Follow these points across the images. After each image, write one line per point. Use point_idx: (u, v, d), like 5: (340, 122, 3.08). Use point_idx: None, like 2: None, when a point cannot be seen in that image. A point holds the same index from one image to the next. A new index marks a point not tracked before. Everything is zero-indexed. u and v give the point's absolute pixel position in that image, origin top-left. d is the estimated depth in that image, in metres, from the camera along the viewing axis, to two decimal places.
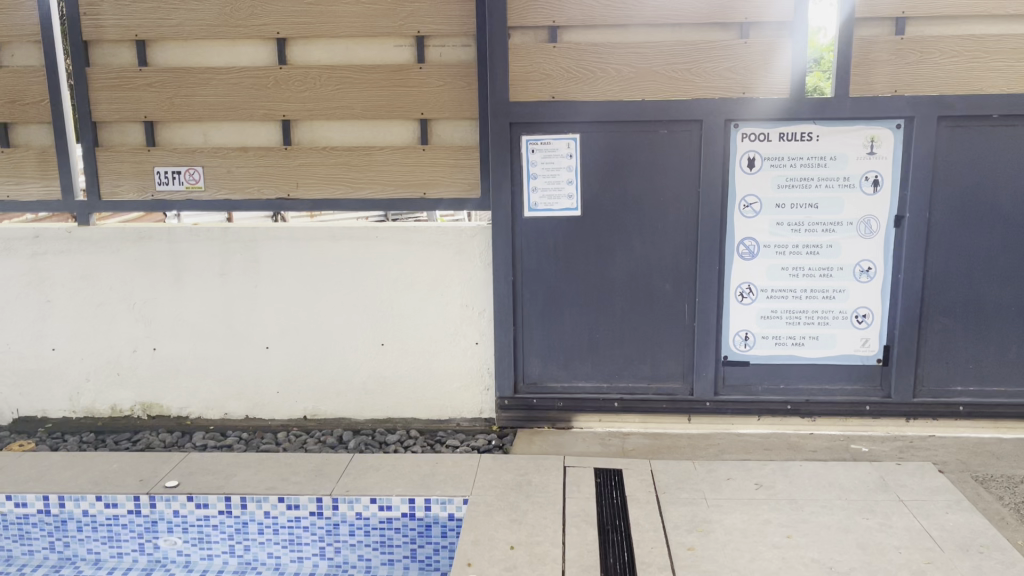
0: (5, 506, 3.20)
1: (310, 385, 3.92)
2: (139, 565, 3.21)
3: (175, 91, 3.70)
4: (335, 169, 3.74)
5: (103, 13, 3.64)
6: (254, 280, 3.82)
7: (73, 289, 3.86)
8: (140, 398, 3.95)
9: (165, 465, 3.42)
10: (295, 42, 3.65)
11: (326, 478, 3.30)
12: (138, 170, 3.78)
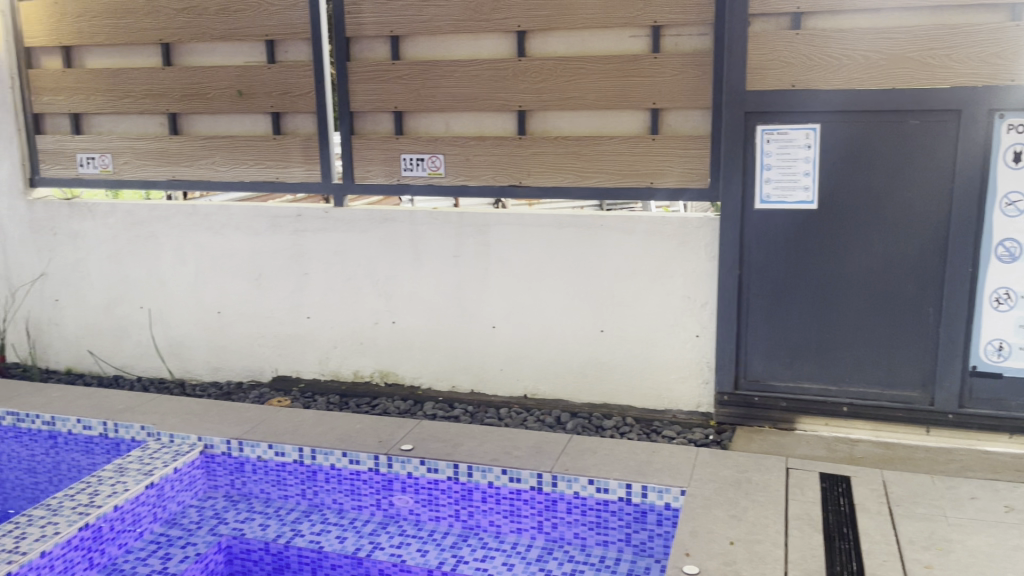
0: (267, 453, 3.61)
1: (532, 365, 4.07)
2: (375, 519, 3.47)
3: (422, 83, 3.96)
4: (566, 158, 3.84)
5: (364, 11, 3.95)
6: (485, 262, 4.02)
7: (328, 263, 4.24)
8: (379, 366, 4.29)
9: (400, 429, 3.71)
10: (533, 35, 3.79)
11: (546, 456, 3.43)
12: (387, 157, 4.09)
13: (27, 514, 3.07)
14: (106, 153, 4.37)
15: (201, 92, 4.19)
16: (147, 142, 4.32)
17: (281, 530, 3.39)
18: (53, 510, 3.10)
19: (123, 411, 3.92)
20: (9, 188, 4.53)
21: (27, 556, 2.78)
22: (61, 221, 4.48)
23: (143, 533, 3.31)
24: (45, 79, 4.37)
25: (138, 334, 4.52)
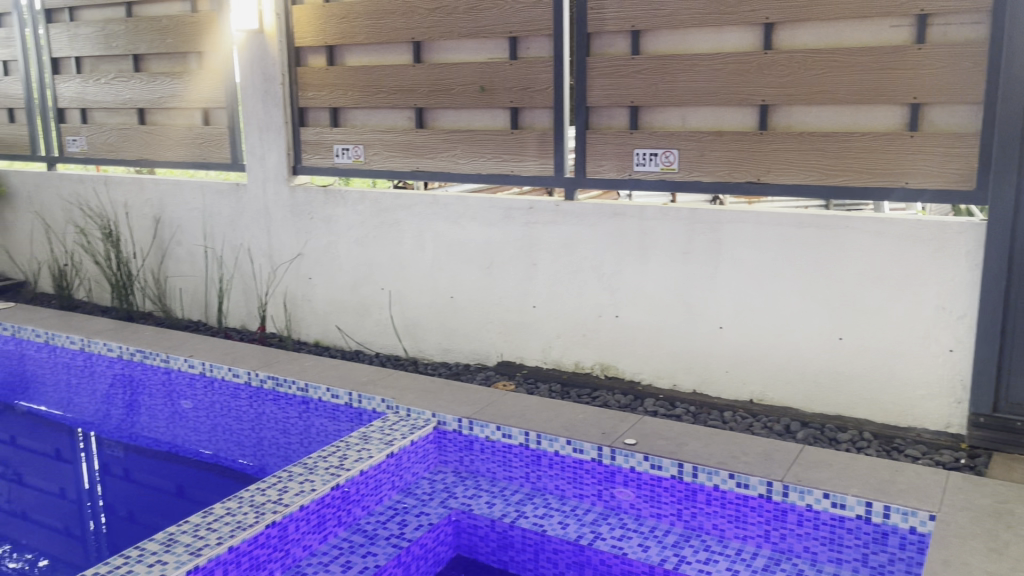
0: (495, 434, 3.77)
1: (760, 369, 3.93)
2: (596, 509, 3.50)
3: (661, 77, 3.92)
4: (811, 155, 3.67)
5: (607, 7, 3.98)
6: (715, 261, 3.93)
7: (556, 255, 4.31)
8: (600, 359, 4.31)
9: (623, 423, 3.73)
10: (783, 26, 3.65)
11: (777, 464, 3.31)
12: (620, 151, 4.09)
13: (288, 470, 3.41)
14: (359, 144, 4.72)
15: (446, 88, 4.41)
16: (396, 135, 4.60)
17: (506, 509, 3.51)
18: (310, 468, 3.42)
19: (366, 384, 4.24)
20: (275, 175, 4.98)
21: (289, 508, 3.10)
22: (316, 206, 4.89)
23: (383, 498, 3.55)
24: (311, 76, 4.77)
25: (378, 313, 4.86)
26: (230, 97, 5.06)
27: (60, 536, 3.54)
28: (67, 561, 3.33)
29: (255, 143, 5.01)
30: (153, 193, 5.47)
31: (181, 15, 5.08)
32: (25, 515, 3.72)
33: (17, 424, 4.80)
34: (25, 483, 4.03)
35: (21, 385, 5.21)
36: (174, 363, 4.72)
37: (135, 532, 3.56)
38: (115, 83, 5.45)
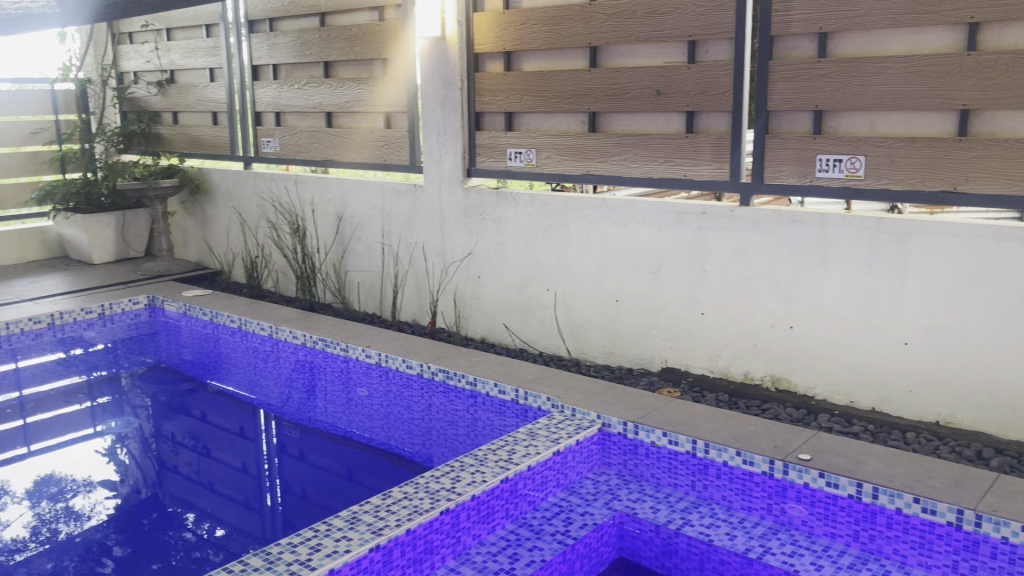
0: (661, 440, 3.75)
1: (949, 389, 3.70)
2: (765, 523, 3.41)
3: (849, 80, 3.77)
4: (1017, 163, 3.42)
5: (793, 9, 3.87)
6: (902, 273, 3.74)
7: (728, 262, 4.23)
8: (771, 370, 4.20)
9: (796, 438, 3.62)
10: (989, 26, 3.42)
11: (968, 491, 3.11)
12: (801, 157, 3.96)
13: (460, 460, 3.56)
14: (531, 148, 4.82)
15: (621, 92, 4.42)
16: (568, 138, 4.67)
17: (672, 516, 3.48)
18: (480, 460, 3.55)
19: (532, 382, 4.33)
20: (450, 176, 5.18)
21: (462, 496, 3.22)
22: (488, 207, 5.04)
23: (548, 494, 3.62)
24: (488, 81, 4.92)
25: (543, 314, 4.95)
26: (411, 102, 5.31)
27: (240, 506, 3.84)
28: (247, 530, 3.61)
29: (432, 146, 5.22)
30: (337, 192, 5.84)
31: (369, 24, 5.39)
32: (212, 486, 4.05)
33: (205, 399, 5.18)
34: (214, 456, 4.39)
35: (214, 365, 5.63)
36: (352, 352, 5.08)
37: (308, 510, 3.79)
38: (307, 88, 5.85)
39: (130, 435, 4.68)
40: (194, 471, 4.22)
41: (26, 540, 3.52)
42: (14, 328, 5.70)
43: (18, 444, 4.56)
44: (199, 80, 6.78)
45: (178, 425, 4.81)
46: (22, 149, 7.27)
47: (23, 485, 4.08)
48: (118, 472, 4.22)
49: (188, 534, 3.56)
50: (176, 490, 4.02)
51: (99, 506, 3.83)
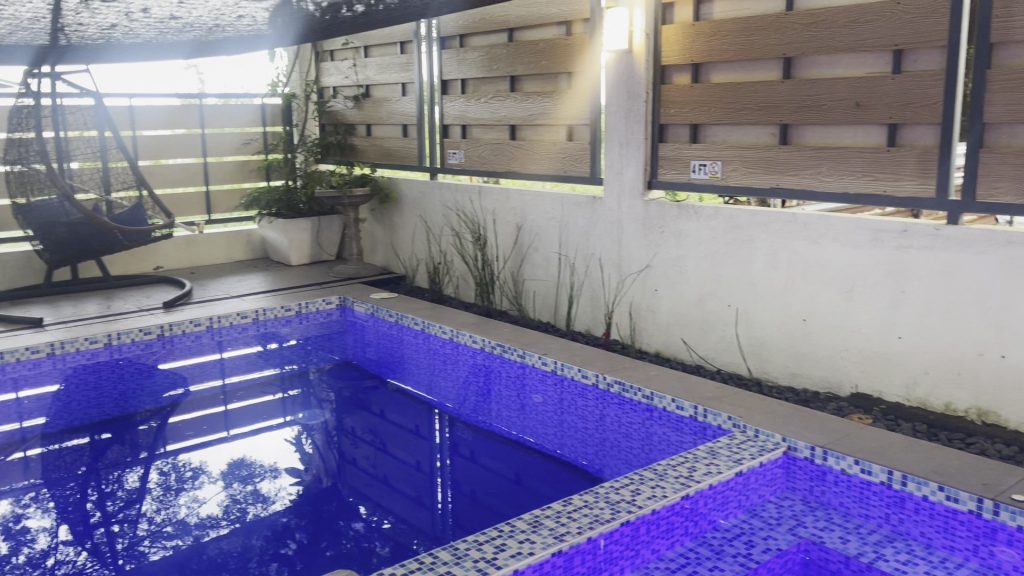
0: (852, 468, 3.57)
1: None
2: (970, 566, 3.16)
3: None
4: None
5: (1017, 14, 3.58)
6: None
7: (931, 283, 3.95)
8: (977, 403, 3.87)
9: (1008, 477, 3.33)
10: None
11: None
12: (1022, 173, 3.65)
13: (640, 474, 3.55)
14: (717, 160, 4.74)
15: (816, 104, 4.26)
16: (757, 151, 4.55)
17: (863, 548, 3.29)
18: (660, 474, 3.53)
19: (712, 399, 4.27)
20: (631, 188, 5.19)
21: (642, 510, 3.21)
22: (669, 220, 5.00)
23: (729, 514, 3.54)
24: (674, 94, 4.89)
25: (722, 330, 4.85)
26: (594, 115, 5.37)
27: (413, 502, 3.99)
28: (418, 527, 3.73)
29: (614, 158, 5.25)
30: (518, 203, 6.00)
31: (556, 38, 5.52)
32: (387, 480, 4.25)
33: (385, 397, 5.44)
34: (390, 452, 4.60)
35: (396, 365, 5.91)
36: (529, 359, 5.18)
37: (475, 511, 3.89)
38: (492, 101, 6.05)
39: (314, 426, 4.99)
40: (371, 465, 4.44)
41: (219, 518, 3.84)
42: (224, 321, 6.28)
43: (217, 428, 4.98)
44: (391, 94, 7.18)
45: (359, 420, 5.08)
46: (235, 158, 7.98)
47: (219, 466, 4.45)
48: (301, 461, 4.51)
49: (356, 526, 3.74)
50: (353, 481, 4.24)
51: (283, 492, 4.11)
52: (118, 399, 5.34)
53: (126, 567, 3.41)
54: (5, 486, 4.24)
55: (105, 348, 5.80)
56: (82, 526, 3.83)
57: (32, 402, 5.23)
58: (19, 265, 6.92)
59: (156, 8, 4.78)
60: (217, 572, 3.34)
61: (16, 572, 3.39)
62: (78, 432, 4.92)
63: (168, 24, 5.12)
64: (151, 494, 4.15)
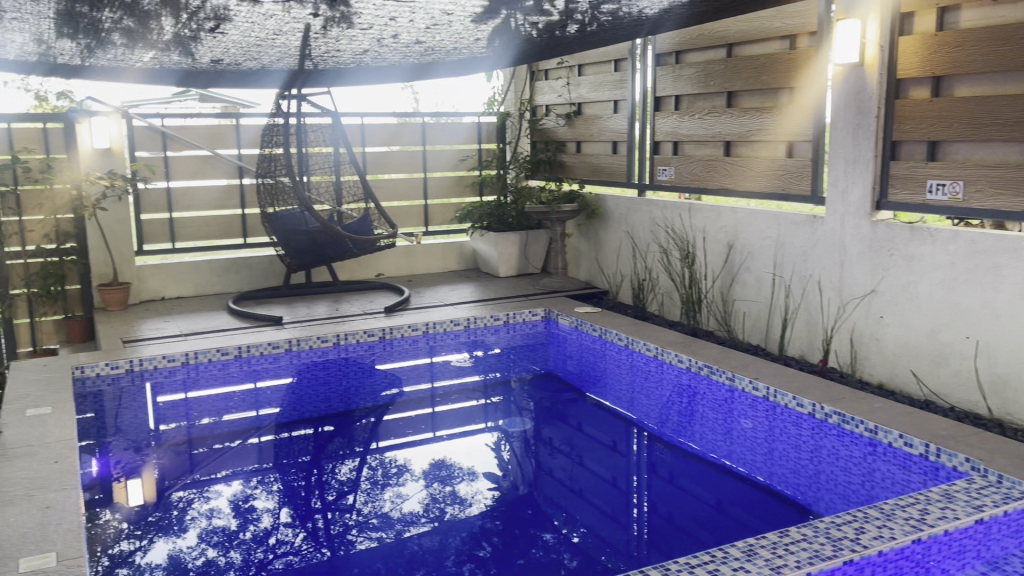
0: None
1: None
2: None
3: None
4: None
5: None
6: None
7: None
8: None
9: None
10: None
11: None
12: None
13: (864, 512, 3.34)
14: (958, 180, 4.37)
15: None
16: (1007, 171, 4.15)
17: None
18: (887, 514, 3.30)
19: (946, 438, 3.99)
20: (856, 209, 4.92)
21: (867, 550, 3.01)
22: (900, 243, 4.69)
23: (966, 566, 3.23)
24: (911, 109, 4.57)
25: (958, 364, 4.45)
26: (818, 132, 5.16)
27: (607, 518, 3.97)
28: (612, 543, 3.71)
29: (839, 176, 5.00)
30: (730, 221, 5.88)
31: (779, 52, 5.36)
32: (582, 494, 4.26)
33: (584, 410, 5.47)
34: (586, 466, 4.62)
35: (598, 379, 5.94)
36: (739, 382, 5.12)
37: (672, 532, 3.79)
38: (708, 118, 5.97)
39: (513, 434, 5.10)
40: (567, 477, 4.48)
41: (420, 515, 4.03)
42: (439, 328, 6.67)
43: (422, 429, 5.22)
44: (603, 112, 7.28)
45: (556, 431, 5.14)
46: (452, 174, 8.39)
47: (421, 465, 4.67)
48: (498, 467, 4.62)
49: (546, 536, 3.77)
50: (550, 491, 4.30)
51: (479, 495, 4.24)
52: (343, 395, 5.77)
53: (337, 553, 3.68)
54: (239, 467, 4.70)
55: (334, 347, 6.30)
56: (304, 510, 4.16)
57: (268, 392, 5.77)
58: (262, 268, 7.67)
59: (404, 34, 5.11)
60: (416, 566, 3.51)
61: (244, 546, 3.75)
62: (303, 423, 5.35)
63: (413, 49, 5.44)
64: (361, 486, 4.43)
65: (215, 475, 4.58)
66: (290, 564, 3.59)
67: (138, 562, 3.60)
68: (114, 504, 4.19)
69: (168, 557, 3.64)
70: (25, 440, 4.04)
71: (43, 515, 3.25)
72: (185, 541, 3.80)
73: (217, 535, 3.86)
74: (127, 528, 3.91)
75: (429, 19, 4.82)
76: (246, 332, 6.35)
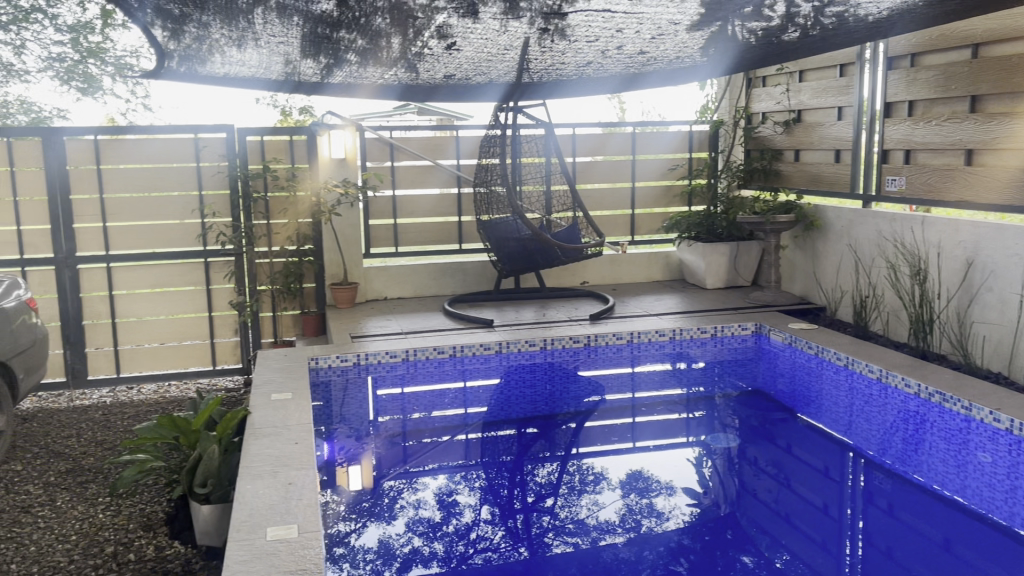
0: None
1: None
2: None
3: None
4: None
5: None
6: None
7: None
8: None
9: None
10: None
11: None
12: None
13: None
14: None
15: None
16: None
17: None
18: None
19: None
20: None
21: None
22: None
23: None
24: None
25: None
26: None
27: (816, 546, 3.77)
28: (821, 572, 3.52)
29: None
30: (970, 235, 5.41)
31: None
32: (789, 518, 4.08)
33: (794, 431, 5.23)
34: (794, 490, 4.41)
35: (811, 400, 5.66)
36: (976, 412, 4.68)
37: (889, 567, 3.53)
38: (947, 124, 5.55)
39: (716, 451, 4.97)
40: (773, 499, 4.30)
41: (616, 524, 4.03)
42: (644, 337, 6.62)
43: (622, 439, 5.20)
44: (826, 119, 6.97)
45: (763, 451, 4.95)
46: (660, 184, 8.35)
47: (619, 474, 4.66)
48: (698, 484, 4.52)
49: (744, 559, 3.63)
50: (753, 513, 4.14)
51: (678, 510, 4.17)
52: (548, 399, 5.89)
53: (534, 553, 3.76)
54: (445, 461, 4.94)
55: (541, 351, 6.45)
56: (505, 509, 4.30)
57: (476, 391, 6.01)
58: (475, 272, 8.07)
59: (629, 45, 5.16)
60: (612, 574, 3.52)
61: (446, 539, 3.94)
62: (508, 423, 5.52)
63: (635, 59, 5.48)
64: (560, 490, 4.50)
65: (424, 468, 4.84)
66: (488, 560, 3.72)
67: (353, 543, 3.88)
68: (337, 487, 4.55)
69: (378, 541, 3.89)
70: (271, 421, 4.50)
71: (287, 490, 3.59)
72: (394, 528, 4.05)
73: (422, 526, 4.08)
74: (344, 511, 4.23)
75: (655, 30, 4.85)
76: (459, 333, 6.66)
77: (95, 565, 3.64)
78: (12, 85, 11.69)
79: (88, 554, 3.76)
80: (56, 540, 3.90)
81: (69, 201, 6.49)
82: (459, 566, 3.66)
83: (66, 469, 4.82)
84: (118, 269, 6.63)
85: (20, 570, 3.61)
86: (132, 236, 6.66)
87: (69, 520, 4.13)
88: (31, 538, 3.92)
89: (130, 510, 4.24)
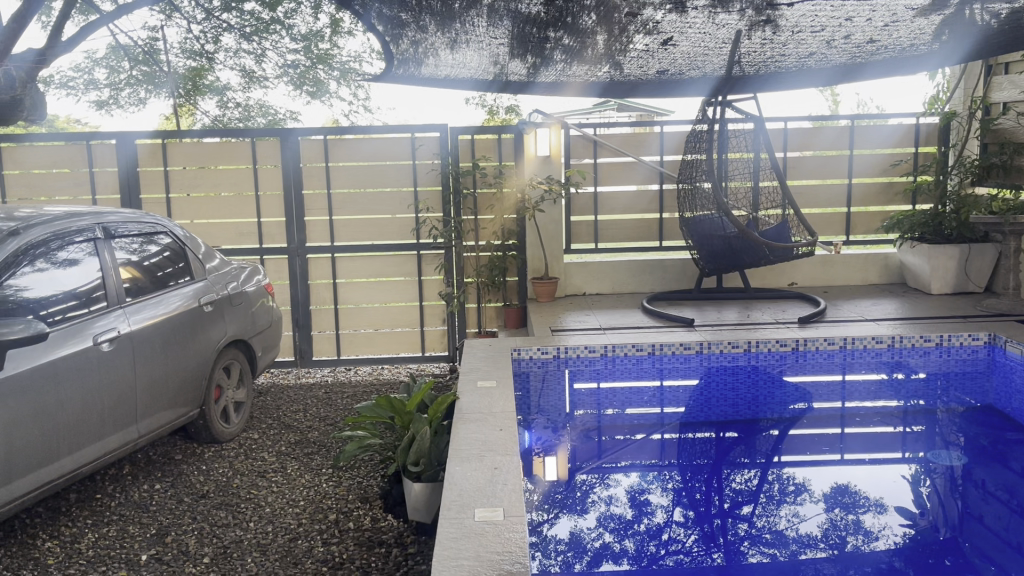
0: None
1: None
2: None
3: None
4: None
5: None
6: None
7: None
8: None
9: None
10: None
11: None
12: None
13: None
14: None
15: None
16: None
17: None
18: None
19: None
20: None
21: None
22: None
23: None
24: None
25: None
26: None
27: None
28: None
29: None
30: None
31: None
32: (1021, 549, 3.69)
33: None
34: None
35: None
36: None
37: None
38: None
39: (937, 469, 4.59)
40: (1003, 527, 3.92)
41: (818, 539, 3.84)
42: (859, 344, 6.25)
43: (831, 449, 4.93)
44: None
45: (993, 474, 4.51)
46: (880, 180, 7.83)
47: (823, 487, 4.42)
48: (914, 503, 4.20)
49: None
50: (978, 541, 3.79)
51: (889, 530, 3.89)
52: (751, 403, 5.72)
53: (728, 561, 3.66)
54: (639, 459, 4.92)
55: (745, 353, 6.26)
56: (702, 512, 4.22)
57: (674, 391, 5.92)
58: (675, 270, 8.00)
59: (857, 34, 4.88)
60: None
61: (637, 537, 3.94)
62: (706, 425, 5.40)
63: (862, 48, 5.17)
64: (760, 499, 4.35)
65: (617, 464, 4.86)
66: (679, 562, 3.67)
67: (546, 532, 3.97)
68: (534, 476, 4.68)
69: (570, 533, 3.96)
70: (478, 407, 4.70)
71: (494, 474, 3.74)
72: (585, 521, 4.10)
73: (613, 522, 4.09)
74: (538, 500, 4.33)
75: (888, 16, 4.55)
76: (661, 331, 6.59)
77: (320, 530, 3.98)
78: (254, 90, 13.06)
79: (313, 519, 4.11)
80: (286, 504, 4.30)
81: (302, 196, 7.10)
82: (650, 566, 3.64)
83: (295, 441, 5.29)
84: (341, 259, 7.15)
85: (258, 528, 4.02)
86: (354, 229, 7.16)
87: (297, 487, 4.53)
88: (266, 500, 4.35)
89: (349, 483, 4.58)
